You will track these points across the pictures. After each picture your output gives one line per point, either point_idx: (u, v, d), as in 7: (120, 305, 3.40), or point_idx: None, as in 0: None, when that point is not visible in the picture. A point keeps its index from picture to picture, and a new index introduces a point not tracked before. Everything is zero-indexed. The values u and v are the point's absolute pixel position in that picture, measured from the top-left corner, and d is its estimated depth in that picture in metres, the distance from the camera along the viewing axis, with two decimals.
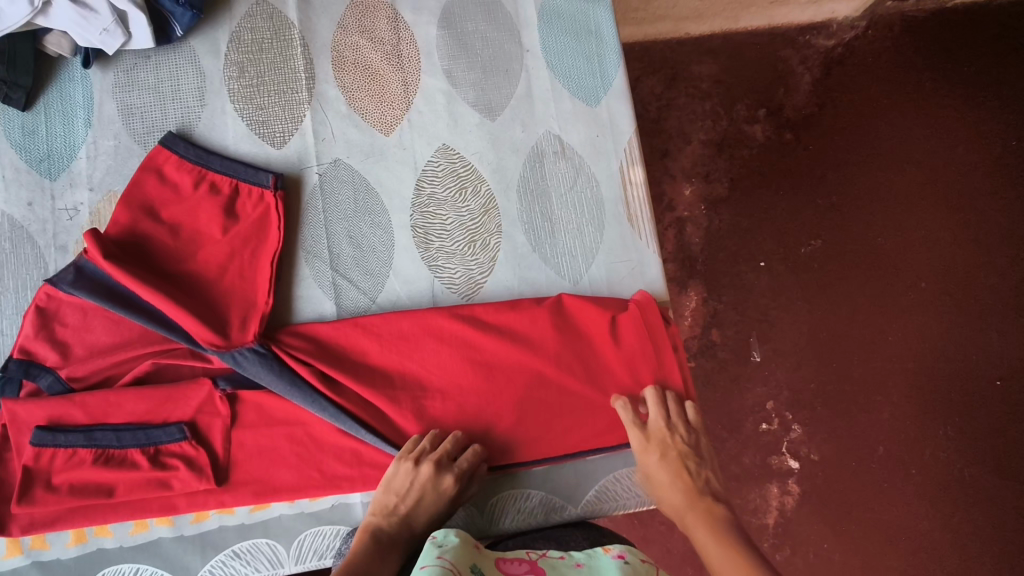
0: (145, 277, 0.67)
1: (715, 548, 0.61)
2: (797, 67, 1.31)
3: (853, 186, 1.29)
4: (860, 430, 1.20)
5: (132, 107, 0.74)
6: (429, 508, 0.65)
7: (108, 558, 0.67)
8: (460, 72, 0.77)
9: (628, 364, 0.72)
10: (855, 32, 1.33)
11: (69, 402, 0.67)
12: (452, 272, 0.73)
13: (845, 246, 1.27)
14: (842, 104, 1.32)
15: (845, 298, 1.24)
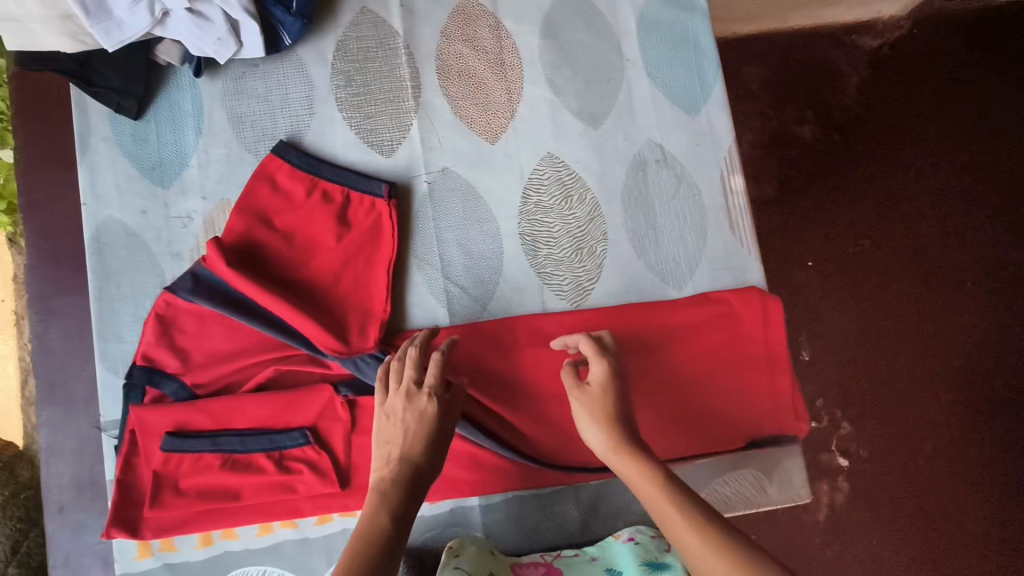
0: (269, 287, 0.68)
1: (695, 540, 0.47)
2: (844, 66, 1.32)
3: (900, 186, 1.30)
4: (907, 428, 1.21)
5: (242, 117, 0.74)
6: (422, 432, 0.58)
7: (234, 560, 0.69)
8: (563, 81, 0.78)
9: (736, 368, 0.74)
10: (900, 31, 1.34)
11: (194, 409, 0.68)
12: (561, 279, 0.75)
13: (890, 246, 1.28)
14: (887, 105, 1.32)
15: (892, 297, 1.25)
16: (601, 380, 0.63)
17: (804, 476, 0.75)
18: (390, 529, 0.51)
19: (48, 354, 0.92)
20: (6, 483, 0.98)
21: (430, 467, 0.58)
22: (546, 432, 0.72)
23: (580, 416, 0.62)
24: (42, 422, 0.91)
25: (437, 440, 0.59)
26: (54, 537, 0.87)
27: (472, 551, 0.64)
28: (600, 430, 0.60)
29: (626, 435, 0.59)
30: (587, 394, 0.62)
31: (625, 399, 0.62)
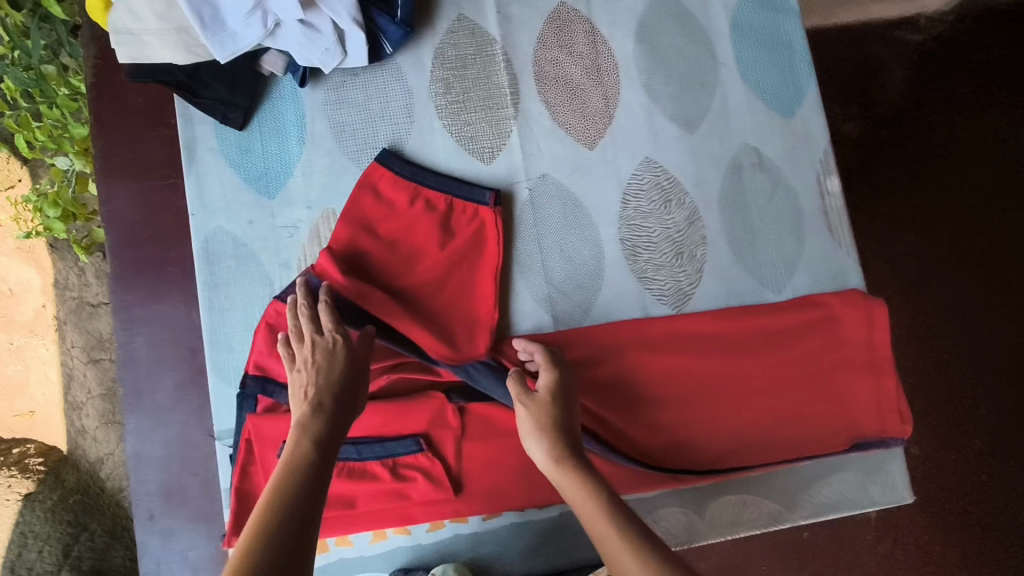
0: (380, 296, 0.68)
1: (623, 548, 0.53)
2: (891, 61, 1.26)
3: (956, 185, 1.25)
4: (966, 431, 1.19)
5: (344, 125, 0.74)
6: (329, 370, 0.59)
7: (350, 564, 0.72)
8: (659, 85, 0.78)
9: (839, 371, 0.74)
10: (943, 26, 1.28)
11: None
12: (661, 284, 0.75)
13: (939, 244, 1.24)
14: (931, 102, 1.27)
15: (941, 295, 1.22)
16: (547, 392, 0.65)
17: (905, 478, 0.76)
18: (318, 467, 0.53)
19: (133, 363, 0.92)
20: (55, 489, 1.11)
21: (347, 399, 0.59)
22: (653, 436, 0.72)
23: (524, 425, 0.64)
24: (127, 431, 0.92)
25: (350, 375, 0.60)
26: (146, 542, 0.89)
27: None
28: (541, 441, 0.62)
29: (568, 449, 0.62)
30: (530, 402, 0.64)
31: (569, 408, 0.65)
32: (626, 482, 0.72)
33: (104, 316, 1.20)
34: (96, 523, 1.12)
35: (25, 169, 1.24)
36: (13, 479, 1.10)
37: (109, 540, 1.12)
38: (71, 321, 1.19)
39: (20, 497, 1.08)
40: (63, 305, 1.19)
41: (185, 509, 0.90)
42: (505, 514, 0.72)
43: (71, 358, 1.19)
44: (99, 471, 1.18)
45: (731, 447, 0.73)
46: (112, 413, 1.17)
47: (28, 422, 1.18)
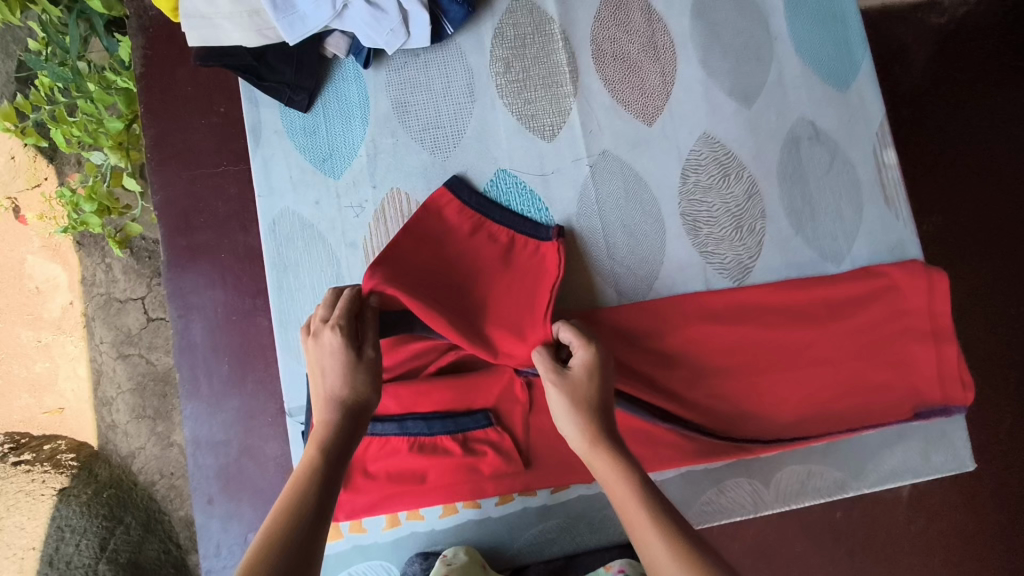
0: (439, 309, 0.64)
1: (656, 536, 0.49)
2: (911, 44, 1.27)
3: (981, 167, 1.26)
4: (1002, 409, 1.19)
5: (407, 105, 0.75)
6: (336, 369, 0.56)
7: (423, 539, 0.72)
8: (715, 61, 0.79)
9: (901, 340, 0.75)
10: (967, 8, 1.28)
11: (382, 394, 0.68)
12: (722, 257, 0.76)
13: (967, 225, 1.24)
14: (958, 82, 1.27)
15: (970, 274, 1.22)
16: (581, 369, 0.61)
17: (967, 445, 0.77)
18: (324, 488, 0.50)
19: (191, 350, 0.93)
20: (89, 483, 1.24)
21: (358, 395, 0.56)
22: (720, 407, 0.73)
23: (556, 404, 0.60)
24: (185, 416, 0.92)
25: (356, 369, 0.56)
26: (206, 525, 0.89)
27: (463, 563, 0.66)
28: (574, 419, 0.59)
29: (604, 430, 0.58)
30: (563, 379, 0.61)
31: (607, 390, 0.61)
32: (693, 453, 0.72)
33: (131, 312, 1.31)
34: (130, 516, 1.25)
35: (51, 167, 1.31)
36: (48, 475, 1.24)
37: (143, 533, 1.24)
38: (99, 317, 1.30)
39: (56, 491, 1.22)
40: (90, 301, 1.31)
41: (242, 493, 0.90)
42: (574, 487, 0.72)
43: (100, 354, 1.30)
44: (130, 466, 1.28)
45: (795, 416, 0.74)
46: (145, 409, 1.28)
47: (58, 418, 1.30)
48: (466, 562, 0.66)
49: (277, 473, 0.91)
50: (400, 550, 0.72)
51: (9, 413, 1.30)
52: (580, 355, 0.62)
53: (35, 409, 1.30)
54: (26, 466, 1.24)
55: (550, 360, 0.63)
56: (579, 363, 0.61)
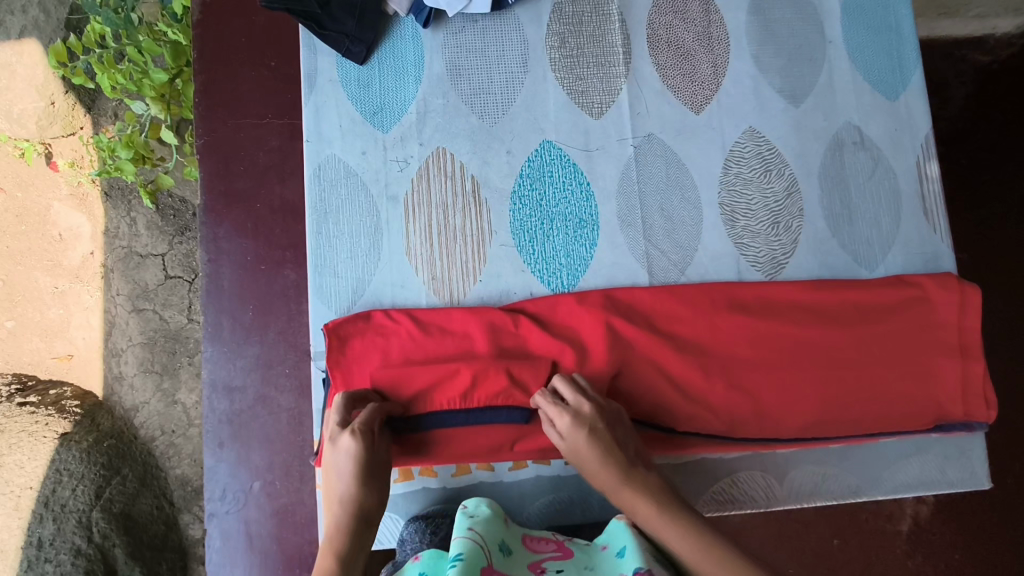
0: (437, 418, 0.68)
1: (677, 534, 0.56)
2: (951, 81, 1.28)
3: (1013, 209, 1.25)
4: (1015, 457, 1.17)
5: (460, 69, 0.77)
6: (350, 474, 0.61)
7: (434, 495, 0.73)
8: (768, 58, 0.79)
9: (930, 351, 0.74)
10: (1014, 48, 1.28)
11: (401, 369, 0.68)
12: (757, 251, 0.76)
13: (994, 264, 1.24)
14: (999, 122, 1.27)
15: (990, 314, 1.22)
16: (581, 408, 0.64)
17: (985, 465, 0.76)
18: None
19: (218, 294, 0.93)
20: (90, 431, 1.22)
21: (375, 498, 0.61)
22: (739, 399, 0.72)
23: (565, 438, 0.64)
24: (205, 358, 0.92)
25: (373, 474, 0.61)
26: (214, 469, 0.89)
27: (489, 516, 0.63)
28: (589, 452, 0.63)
29: (616, 457, 0.63)
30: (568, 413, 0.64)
31: (609, 416, 0.65)
32: (710, 439, 0.72)
33: (150, 267, 1.32)
34: (128, 468, 1.22)
35: (88, 118, 1.33)
36: (52, 419, 1.22)
37: (138, 486, 1.22)
38: (118, 269, 1.32)
39: (57, 435, 1.19)
40: (110, 254, 1.32)
41: (251, 441, 0.90)
42: None
43: (115, 306, 1.32)
44: (133, 419, 1.29)
45: (817, 416, 0.72)
46: (153, 364, 1.29)
47: (67, 365, 1.32)
48: (488, 516, 0.63)
49: (288, 425, 0.91)
50: (410, 504, 0.73)
51: (20, 354, 1.32)
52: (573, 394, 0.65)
53: (46, 354, 1.32)
54: (32, 407, 1.23)
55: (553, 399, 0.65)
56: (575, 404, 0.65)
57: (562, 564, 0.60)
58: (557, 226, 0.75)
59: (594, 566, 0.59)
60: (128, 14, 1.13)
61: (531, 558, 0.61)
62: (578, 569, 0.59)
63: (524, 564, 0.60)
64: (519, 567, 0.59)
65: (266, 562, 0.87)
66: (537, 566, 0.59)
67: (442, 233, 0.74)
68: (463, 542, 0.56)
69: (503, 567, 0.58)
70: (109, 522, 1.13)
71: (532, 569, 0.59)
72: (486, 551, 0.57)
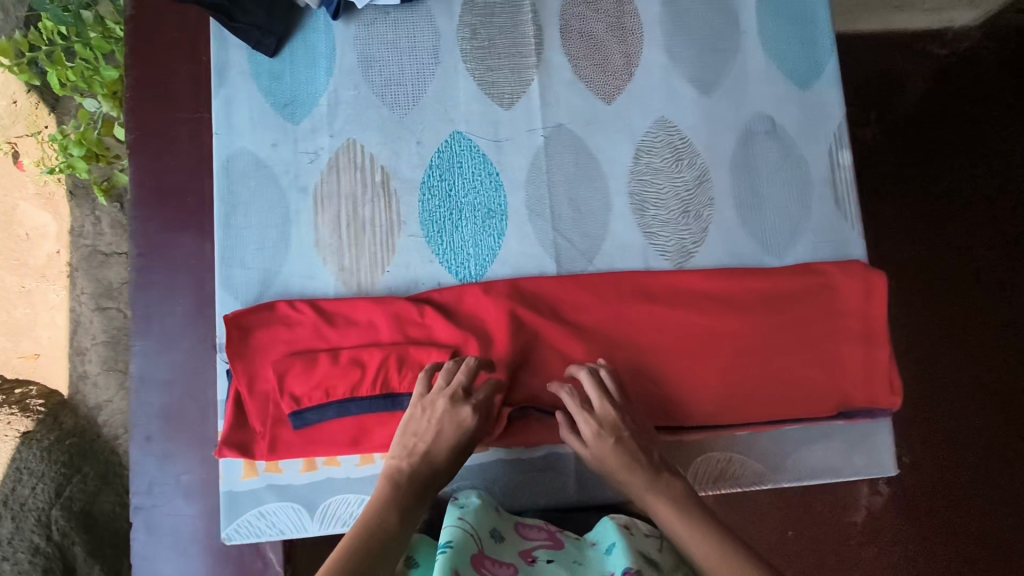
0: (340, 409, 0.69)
1: (702, 541, 0.57)
2: (910, 72, 1.35)
3: (953, 201, 1.31)
4: (964, 446, 1.22)
5: (372, 61, 0.77)
6: (448, 442, 0.65)
7: (337, 487, 0.71)
8: (679, 48, 0.80)
9: (834, 339, 0.75)
10: (971, 41, 1.36)
11: (302, 360, 0.69)
12: (665, 239, 0.77)
13: (944, 255, 1.29)
14: (950, 115, 1.34)
15: (939, 305, 1.27)
16: (608, 412, 0.67)
17: (891, 452, 0.77)
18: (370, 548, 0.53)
19: (149, 288, 0.94)
20: (53, 429, 1.21)
21: (445, 474, 0.66)
22: (643, 385, 0.73)
23: (590, 444, 0.67)
24: (135, 352, 0.93)
25: (460, 450, 0.67)
26: (143, 462, 0.89)
27: (479, 504, 0.65)
28: (614, 458, 0.66)
29: (637, 462, 0.66)
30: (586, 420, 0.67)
31: (634, 427, 0.68)
32: None
33: (115, 265, 1.32)
34: (89, 467, 1.21)
35: (52, 116, 1.32)
36: (15, 416, 1.20)
37: (99, 485, 1.20)
38: (82, 268, 1.32)
39: (18, 434, 1.17)
40: (75, 251, 1.32)
41: (182, 435, 0.90)
42: (492, 450, 0.74)
43: (80, 304, 1.31)
44: (96, 417, 1.28)
45: (721, 404, 0.73)
46: (116, 361, 1.29)
47: (32, 363, 1.32)
48: (481, 504, 0.65)
49: None
50: (313, 498, 0.71)
51: None
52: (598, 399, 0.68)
53: (12, 353, 1.32)
54: None
55: (579, 405, 0.68)
56: (600, 407, 0.67)
57: (553, 554, 0.62)
58: (465, 216, 0.75)
59: (583, 562, 0.60)
60: (78, 11, 1.14)
61: (523, 545, 0.63)
62: (568, 563, 0.60)
63: (514, 551, 0.62)
64: (511, 553, 0.61)
65: (194, 555, 0.88)
66: (527, 554, 0.61)
67: (351, 225, 0.74)
68: (452, 530, 0.59)
69: (493, 553, 0.60)
70: (68, 520, 1.12)
71: (522, 557, 0.61)
72: (475, 540, 0.59)
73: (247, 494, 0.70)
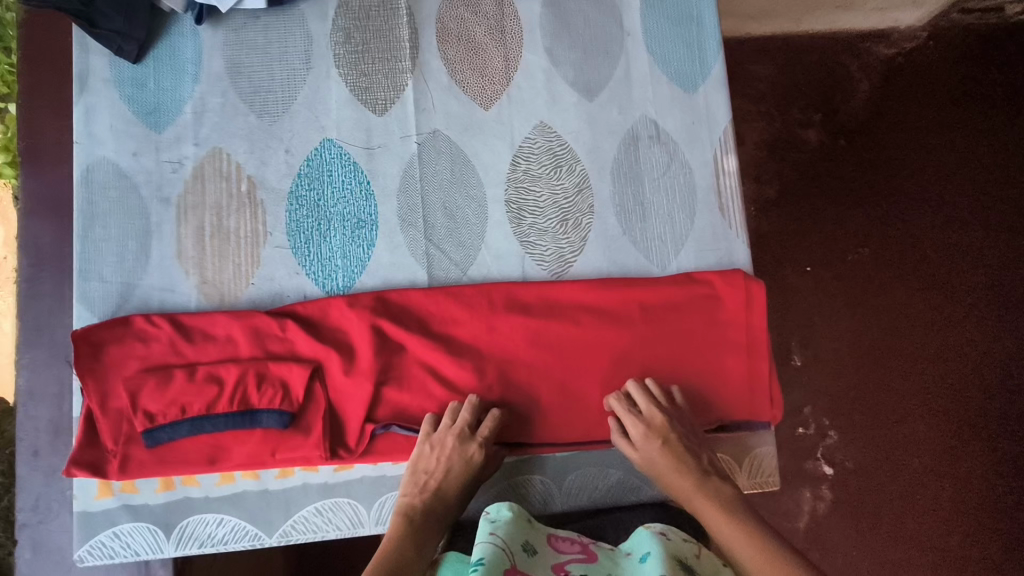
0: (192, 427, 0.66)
1: (746, 543, 0.60)
2: (856, 72, 1.31)
3: (900, 202, 1.28)
4: (910, 450, 1.19)
5: (240, 66, 0.74)
6: (456, 478, 0.68)
7: (196, 506, 0.69)
8: (561, 51, 0.78)
9: (715, 351, 0.73)
10: (917, 41, 1.33)
11: (155, 375, 0.67)
12: (543, 249, 0.75)
13: (893, 256, 1.26)
14: (898, 116, 1.31)
15: (889, 307, 1.24)
16: (657, 413, 0.68)
17: (776, 467, 0.74)
18: None
19: (37, 301, 0.90)
20: None
21: (456, 506, 0.68)
22: (515, 401, 0.71)
23: (633, 446, 0.69)
24: (21, 367, 0.89)
25: (468, 484, 0.69)
26: (25, 480, 0.86)
27: (510, 516, 0.59)
28: (660, 460, 0.68)
29: (685, 465, 0.68)
30: (637, 423, 0.68)
31: (683, 432, 0.69)
32: None
33: None
34: None
35: None
36: None
37: None
38: None
39: None
40: None
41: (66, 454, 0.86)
42: (358, 468, 0.70)
43: None
44: None
45: (595, 418, 0.71)
46: None
47: None
48: (512, 515, 0.59)
49: None
50: (169, 518, 0.69)
51: None
52: (645, 401, 0.69)
53: None
54: None
55: (626, 408, 0.69)
56: (647, 408, 0.69)
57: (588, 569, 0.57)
58: (334, 226, 0.73)
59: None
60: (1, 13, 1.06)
61: (556, 558, 0.58)
62: None
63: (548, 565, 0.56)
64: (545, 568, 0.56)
65: None
66: (561, 568, 0.56)
67: (214, 236, 0.72)
68: (485, 546, 0.53)
69: (527, 569, 0.54)
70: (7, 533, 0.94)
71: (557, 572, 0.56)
72: (508, 555, 0.54)
73: (101, 514, 0.68)
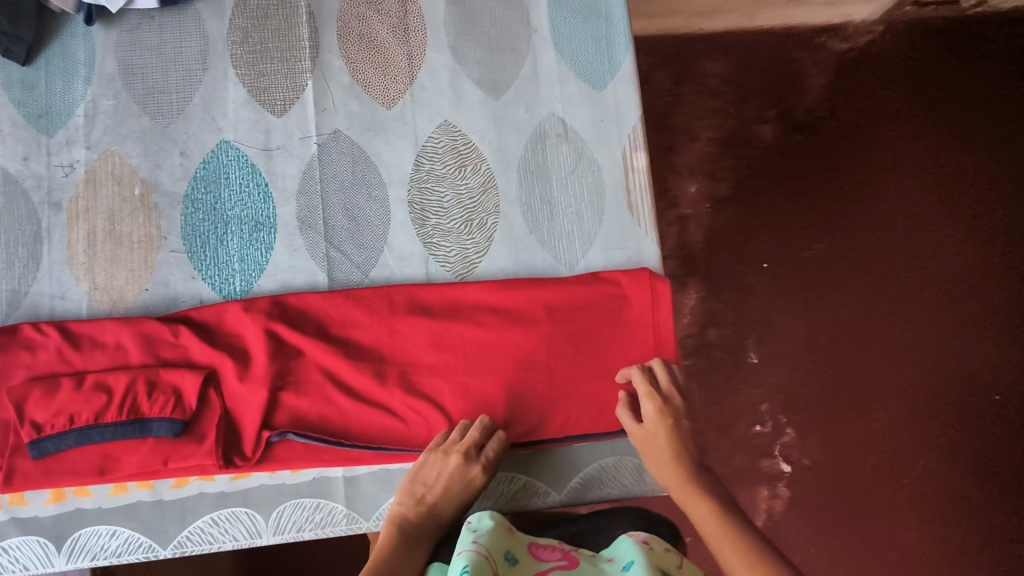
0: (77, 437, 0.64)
1: (725, 540, 0.56)
2: (811, 69, 1.25)
3: (857, 194, 1.22)
4: (868, 448, 1.13)
5: (134, 68, 0.73)
6: (455, 497, 0.65)
7: (87, 519, 0.67)
8: (466, 48, 0.77)
9: (622, 350, 0.72)
10: (870, 36, 1.27)
11: (39, 383, 0.64)
12: (447, 250, 0.73)
13: (851, 250, 1.20)
14: (857, 108, 1.25)
15: (845, 302, 1.17)
16: (672, 390, 0.68)
17: None
18: None
19: None
20: None
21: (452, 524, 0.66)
22: (417, 406, 0.69)
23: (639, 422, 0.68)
24: None
25: (465, 503, 0.66)
26: None
27: (492, 525, 0.53)
28: (664, 445, 0.66)
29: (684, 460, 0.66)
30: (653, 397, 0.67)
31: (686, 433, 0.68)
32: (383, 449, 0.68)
33: None
34: None
35: None
36: None
37: None
38: None
39: None
40: None
41: None
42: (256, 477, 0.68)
43: None
44: None
45: (500, 423, 0.69)
46: None
47: None
48: (492, 524, 0.54)
49: None
50: (59, 530, 0.67)
51: None
52: (663, 377, 0.69)
53: None
54: None
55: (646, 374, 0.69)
56: (664, 382, 0.68)
57: None
58: (231, 230, 0.71)
59: None
60: None
61: (536, 568, 0.52)
62: None
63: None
64: None
65: None
66: None
67: (107, 240, 0.70)
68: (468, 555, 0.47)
69: None
70: None
71: None
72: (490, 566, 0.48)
73: None
